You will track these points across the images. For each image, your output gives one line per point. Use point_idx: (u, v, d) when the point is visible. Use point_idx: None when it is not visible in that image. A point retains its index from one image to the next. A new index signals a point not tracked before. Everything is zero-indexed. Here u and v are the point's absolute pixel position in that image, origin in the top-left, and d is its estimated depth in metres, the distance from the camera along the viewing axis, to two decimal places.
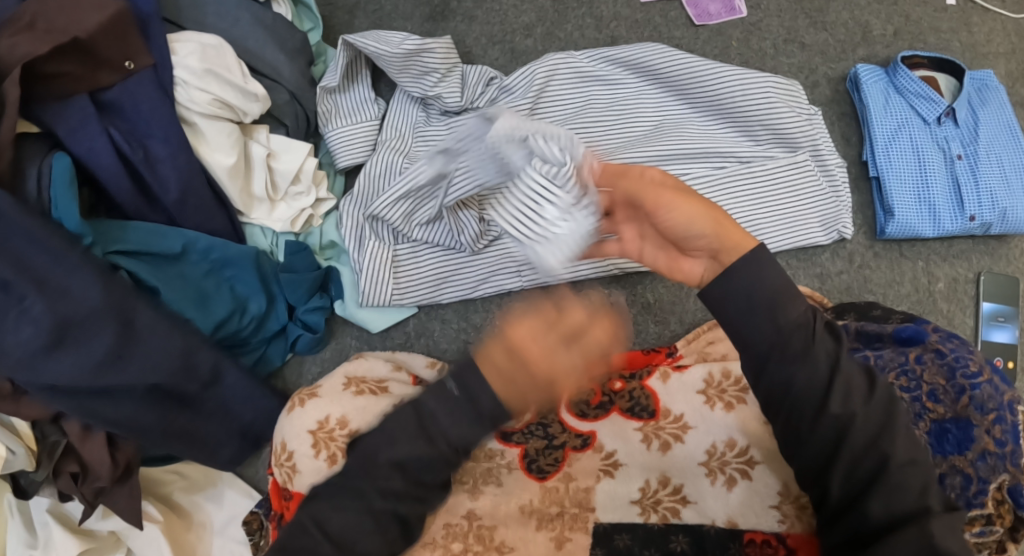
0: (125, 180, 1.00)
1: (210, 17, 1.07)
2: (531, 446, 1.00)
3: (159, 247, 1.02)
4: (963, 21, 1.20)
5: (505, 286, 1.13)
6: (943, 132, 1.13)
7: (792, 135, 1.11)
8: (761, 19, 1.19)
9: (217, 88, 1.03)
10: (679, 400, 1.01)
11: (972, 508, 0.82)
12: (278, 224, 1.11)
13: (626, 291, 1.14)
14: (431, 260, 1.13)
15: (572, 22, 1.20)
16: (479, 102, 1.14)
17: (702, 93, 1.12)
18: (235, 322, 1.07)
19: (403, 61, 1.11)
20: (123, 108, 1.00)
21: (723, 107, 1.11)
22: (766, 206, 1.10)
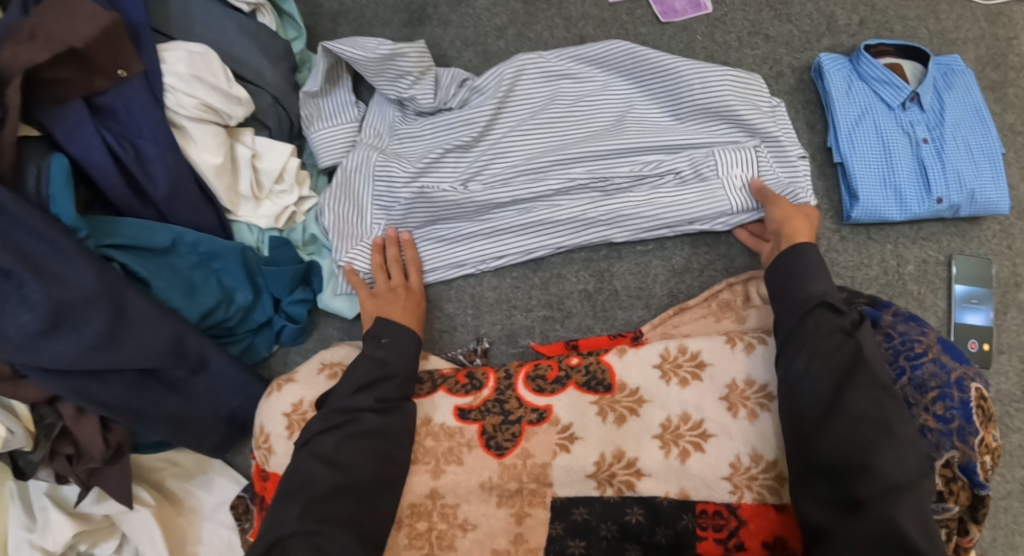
0: (118, 178, 1.07)
1: (198, 27, 1.15)
2: (487, 423, 1.05)
3: (150, 241, 1.09)
4: (930, 8, 1.22)
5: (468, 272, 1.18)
6: (908, 117, 1.15)
7: (750, 126, 1.14)
8: (725, 13, 1.22)
9: (202, 93, 1.11)
10: (635, 374, 1.06)
11: None
12: (262, 221, 1.17)
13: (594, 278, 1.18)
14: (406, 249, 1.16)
15: (542, 23, 1.25)
16: (452, 102, 1.19)
17: (664, 86, 1.16)
18: (222, 312, 1.14)
19: (378, 66, 1.15)
20: (116, 111, 1.08)
21: (686, 101, 1.15)
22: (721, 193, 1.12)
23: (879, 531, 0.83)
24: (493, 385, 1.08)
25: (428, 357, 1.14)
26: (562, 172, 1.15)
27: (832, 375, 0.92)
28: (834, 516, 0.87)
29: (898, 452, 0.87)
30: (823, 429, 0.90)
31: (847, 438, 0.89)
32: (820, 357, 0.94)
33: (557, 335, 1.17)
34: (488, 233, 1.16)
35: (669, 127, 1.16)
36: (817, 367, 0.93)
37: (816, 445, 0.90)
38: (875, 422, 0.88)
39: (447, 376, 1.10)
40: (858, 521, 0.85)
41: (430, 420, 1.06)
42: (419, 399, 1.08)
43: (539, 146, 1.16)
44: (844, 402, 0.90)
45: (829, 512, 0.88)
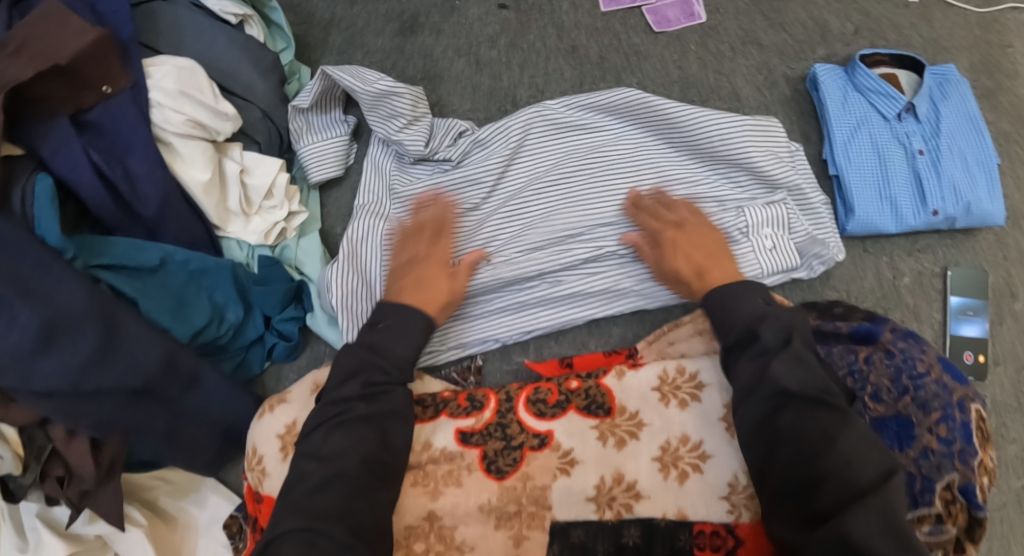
0: (105, 196, 1.05)
1: (188, 39, 1.13)
2: (489, 448, 1.05)
3: (140, 259, 1.08)
4: (923, 17, 1.22)
5: (472, 349, 1.14)
6: (903, 128, 1.15)
7: (769, 176, 1.14)
8: (718, 23, 1.22)
9: (190, 109, 1.09)
10: (633, 397, 1.08)
11: (922, 506, 0.93)
12: (252, 237, 1.16)
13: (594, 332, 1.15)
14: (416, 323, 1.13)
15: (535, 32, 1.23)
16: (451, 154, 1.17)
17: (681, 137, 1.16)
18: (214, 329, 1.12)
19: (370, 105, 1.17)
20: (103, 128, 1.06)
21: (704, 149, 1.15)
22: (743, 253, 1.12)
23: (834, 539, 0.80)
24: (494, 407, 1.08)
25: (423, 377, 1.12)
26: (589, 235, 1.14)
27: (767, 400, 0.91)
28: (800, 533, 0.84)
29: (847, 460, 0.85)
30: (773, 446, 0.90)
31: (799, 464, 0.87)
32: (747, 389, 0.94)
33: (550, 351, 1.15)
34: (520, 302, 1.13)
35: (689, 179, 1.16)
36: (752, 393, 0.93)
37: (775, 470, 0.89)
38: (818, 436, 0.88)
39: (448, 400, 1.09)
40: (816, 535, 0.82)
41: (431, 445, 1.06)
42: (419, 423, 1.08)
43: (556, 203, 1.15)
44: (785, 427, 0.89)
45: (794, 532, 0.85)
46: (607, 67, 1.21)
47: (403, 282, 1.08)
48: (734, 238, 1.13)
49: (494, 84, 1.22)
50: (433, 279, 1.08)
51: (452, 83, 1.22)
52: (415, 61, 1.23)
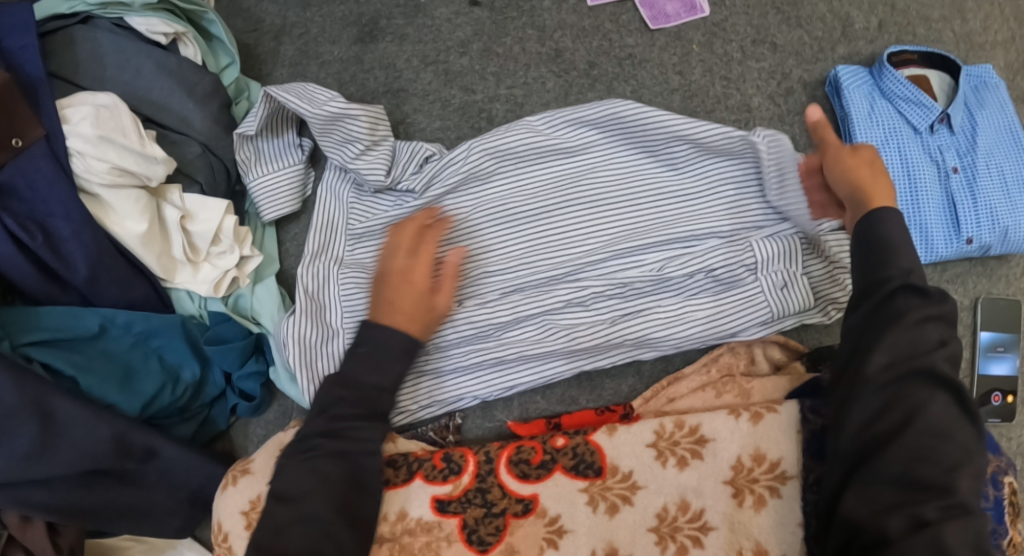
0: (27, 266, 0.94)
1: (111, 68, 1.00)
2: (469, 516, 0.95)
3: (75, 328, 0.98)
4: (955, 8, 1.06)
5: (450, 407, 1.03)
6: (936, 141, 1.00)
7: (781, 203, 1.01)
8: (725, 17, 1.06)
9: (114, 156, 0.96)
10: (627, 455, 0.96)
11: None
12: (201, 287, 1.04)
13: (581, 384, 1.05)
14: None
15: (511, 35, 1.08)
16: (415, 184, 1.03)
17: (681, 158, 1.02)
18: (168, 395, 1.02)
19: (321, 129, 1.02)
20: (18, 189, 0.94)
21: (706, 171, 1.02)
22: (749, 296, 0.99)
23: (930, 547, 0.75)
24: (473, 470, 0.97)
25: (397, 438, 1.01)
26: (576, 276, 1.01)
27: (904, 382, 0.81)
28: (899, 525, 0.77)
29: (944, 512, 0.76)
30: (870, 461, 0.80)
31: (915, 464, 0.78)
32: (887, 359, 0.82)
33: (537, 409, 1.05)
34: (503, 357, 1.01)
35: (689, 206, 1.02)
36: (885, 370, 0.82)
37: (885, 455, 0.80)
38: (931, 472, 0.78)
39: (422, 461, 0.97)
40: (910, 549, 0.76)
41: (406, 514, 0.95)
42: (392, 487, 0.96)
43: (537, 239, 1.01)
44: (926, 414, 0.80)
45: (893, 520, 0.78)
46: (597, 75, 1.06)
47: (383, 294, 0.96)
48: (738, 275, 1.00)
49: (466, 97, 1.08)
50: (410, 294, 0.96)
51: (419, 98, 1.08)
52: (375, 72, 1.09)
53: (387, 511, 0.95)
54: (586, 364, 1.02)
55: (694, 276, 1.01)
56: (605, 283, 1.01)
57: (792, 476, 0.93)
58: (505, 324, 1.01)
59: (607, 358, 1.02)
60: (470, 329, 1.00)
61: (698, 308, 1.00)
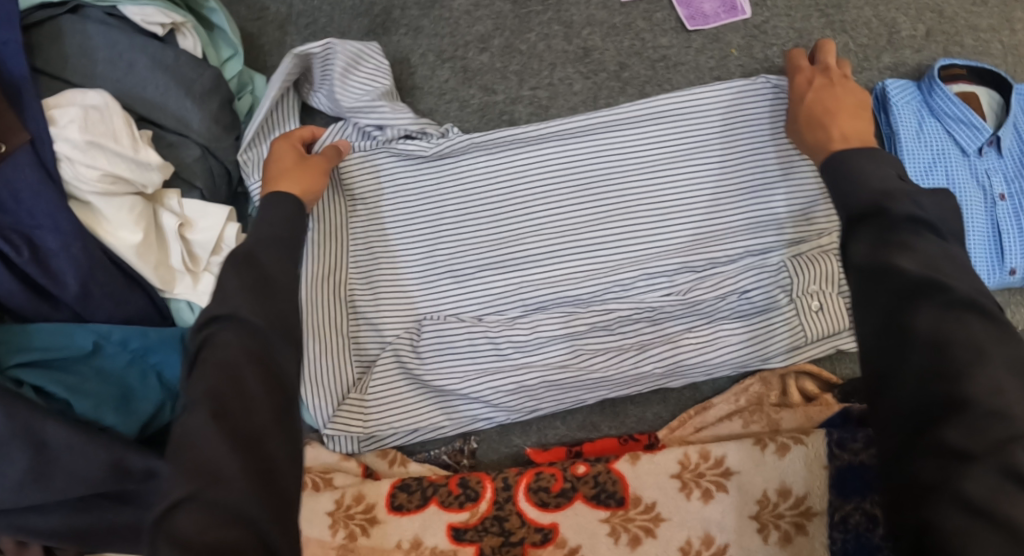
0: (16, 282, 0.88)
1: (101, 64, 0.91)
2: (485, 545, 0.93)
3: (67, 347, 0.91)
4: (1003, 18, 0.99)
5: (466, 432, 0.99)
6: (983, 164, 0.95)
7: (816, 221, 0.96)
8: (766, 19, 0.99)
9: (106, 162, 0.88)
10: (651, 486, 0.94)
11: None
12: (203, 299, 0.98)
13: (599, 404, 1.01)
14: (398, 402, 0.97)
15: (536, 30, 1.00)
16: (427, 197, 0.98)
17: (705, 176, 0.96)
18: (167, 413, 0.97)
19: (337, 81, 0.95)
20: (4, 202, 0.87)
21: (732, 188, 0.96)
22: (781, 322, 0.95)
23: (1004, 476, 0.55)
24: (490, 497, 0.95)
25: (410, 463, 0.99)
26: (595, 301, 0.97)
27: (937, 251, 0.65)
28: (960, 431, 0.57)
29: (999, 376, 0.58)
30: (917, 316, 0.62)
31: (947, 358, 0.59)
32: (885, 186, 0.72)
33: (556, 433, 1.01)
34: (528, 386, 0.96)
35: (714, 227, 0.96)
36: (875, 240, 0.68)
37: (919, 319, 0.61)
38: (964, 343, 0.59)
39: (437, 486, 0.95)
40: (974, 472, 0.56)
41: (421, 542, 0.93)
42: (407, 513, 0.94)
43: (550, 264, 0.97)
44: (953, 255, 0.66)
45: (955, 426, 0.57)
46: (627, 77, 0.99)
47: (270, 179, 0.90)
48: (773, 299, 0.95)
49: (486, 98, 1.00)
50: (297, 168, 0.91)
51: (435, 97, 1.00)
52: (388, 67, 1.01)
53: (402, 539, 0.93)
54: (610, 393, 0.97)
55: (722, 301, 0.95)
56: (626, 309, 0.96)
57: (817, 512, 0.91)
58: (519, 349, 0.96)
59: (632, 386, 0.97)
60: (483, 353, 0.96)
61: (726, 337, 0.95)
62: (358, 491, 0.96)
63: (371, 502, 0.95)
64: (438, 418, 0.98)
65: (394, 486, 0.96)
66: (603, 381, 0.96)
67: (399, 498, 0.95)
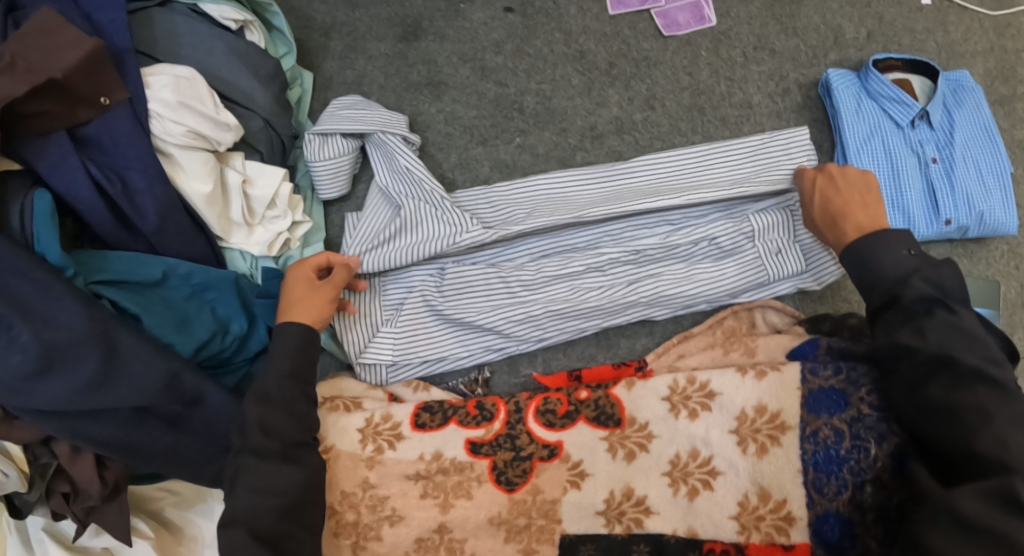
0: (104, 212, 1.05)
1: (184, 47, 1.12)
2: (498, 459, 1.02)
3: (141, 273, 1.07)
4: (938, 21, 1.21)
5: (481, 359, 1.12)
6: (917, 136, 1.12)
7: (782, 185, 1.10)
8: (730, 27, 1.20)
9: (190, 120, 1.08)
10: (645, 408, 1.04)
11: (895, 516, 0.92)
12: (255, 248, 1.15)
13: (594, 340, 1.14)
14: (418, 334, 1.10)
15: (541, 38, 1.21)
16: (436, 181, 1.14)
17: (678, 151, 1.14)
18: (217, 343, 1.10)
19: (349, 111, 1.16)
20: (101, 141, 1.06)
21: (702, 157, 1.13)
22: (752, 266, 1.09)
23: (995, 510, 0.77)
24: (503, 417, 1.04)
25: (431, 389, 1.10)
26: (590, 247, 1.12)
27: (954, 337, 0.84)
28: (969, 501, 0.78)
29: (1003, 433, 0.79)
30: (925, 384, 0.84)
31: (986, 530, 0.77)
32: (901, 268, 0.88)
33: (558, 364, 1.14)
34: (534, 315, 1.09)
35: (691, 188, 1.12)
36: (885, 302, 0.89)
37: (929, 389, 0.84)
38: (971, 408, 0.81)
39: (456, 407, 1.05)
40: (965, 501, 0.78)
41: (441, 455, 1.03)
42: (428, 430, 1.04)
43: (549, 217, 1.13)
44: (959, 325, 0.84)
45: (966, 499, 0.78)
46: (616, 74, 1.19)
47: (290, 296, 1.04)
48: (739, 244, 1.09)
49: (500, 90, 1.20)
50: (311, 296, 1.04)
51: (457, 89, 1.21)
52: (418, 66, 1.22)
53: (424, 452, 1.03)
54: (606, 322, 1.11)
55: (699, 247, 1.10)
56: (617, 251, 1.10)
57: (791, 426, 0.99)
58: (523, 285, 1.10)
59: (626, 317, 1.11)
60: (493, 291, 1.10)
61: (706, 275, 1.09)
62: (385, 411, 1.05)
63: (397, 420, 1.04)
64: (459, 347, 1.11)
65: (418, 408, 1.05)
66: (600, 310, 1.10)
67: (422, 417, 1.05)
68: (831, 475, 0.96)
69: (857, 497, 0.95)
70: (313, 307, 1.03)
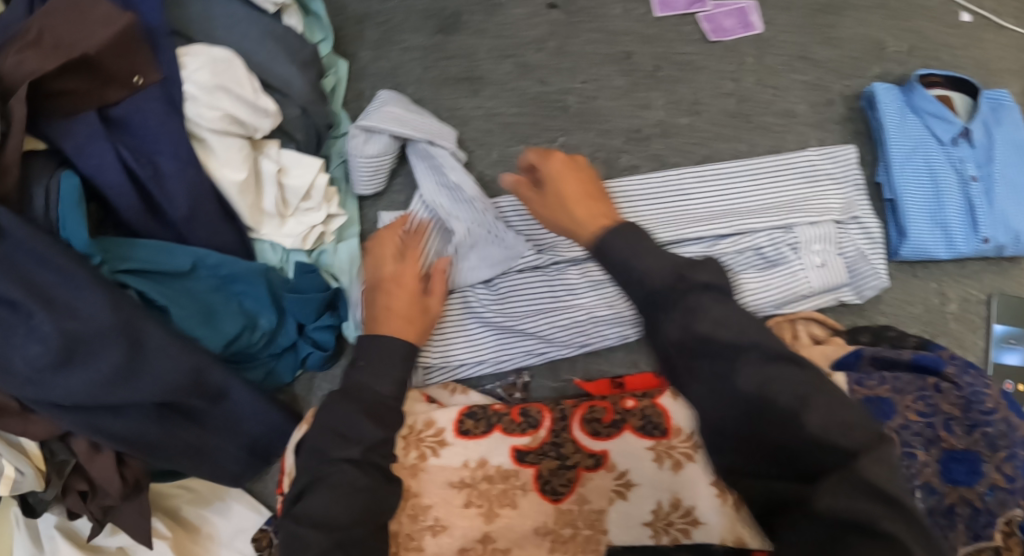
0: (133, 198, 1.01)
1: (220, 30, 1.09)
2: (543, 468, 1.03)
3: (168, 264, 1.03)
4: (973, 38, 1.21)
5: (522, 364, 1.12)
6: (958, 152, 1.13)
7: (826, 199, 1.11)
8: (774, 35, 1.19)
9: (226, 104, 1.04)
10: (691, 417, 1.03)
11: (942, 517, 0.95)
12: (287, 240, 1.12)
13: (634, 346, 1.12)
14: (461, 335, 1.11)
15: (584, 36, 1.19)
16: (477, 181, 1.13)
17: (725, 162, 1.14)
18: (245, 338, 1.08)
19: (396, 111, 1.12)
20: (131, 123, 1.02)
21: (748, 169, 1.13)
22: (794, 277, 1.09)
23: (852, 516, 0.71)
24: (548, 425, 1.04)
25: (469, 393, 1.10)
26: None
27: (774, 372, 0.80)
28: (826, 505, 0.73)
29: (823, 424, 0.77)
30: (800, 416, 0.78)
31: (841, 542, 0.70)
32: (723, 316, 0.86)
33: (598, 369, 1.13)
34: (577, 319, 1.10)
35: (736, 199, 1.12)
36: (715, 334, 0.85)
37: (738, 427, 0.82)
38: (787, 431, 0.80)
39: (500, 414, 1.05)
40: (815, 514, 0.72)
41: (486, 462, 1.03)
42: (473, 438, 1.04)
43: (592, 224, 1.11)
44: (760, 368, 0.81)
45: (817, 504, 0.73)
46: (661, 76, 1.17)
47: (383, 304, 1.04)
48: (783, 254, 1.10)
49: (540, 88, 1.17)
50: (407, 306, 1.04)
51: (497, 85, 1.18)
52: (457, 59, 1.19)
53: (468, 459, 1.04)
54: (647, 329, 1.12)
55: (743, 258, 1.10)
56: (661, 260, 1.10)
57: None
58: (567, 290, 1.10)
59: None
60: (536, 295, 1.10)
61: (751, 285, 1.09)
62: (429, 417, 1.05)
63: (441, 426, 1.05)
64: (500, 350, 1.11)
65: (462, 414, 1.06)
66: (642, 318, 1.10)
67: (466, 424, 1.05)
68: None
69: None
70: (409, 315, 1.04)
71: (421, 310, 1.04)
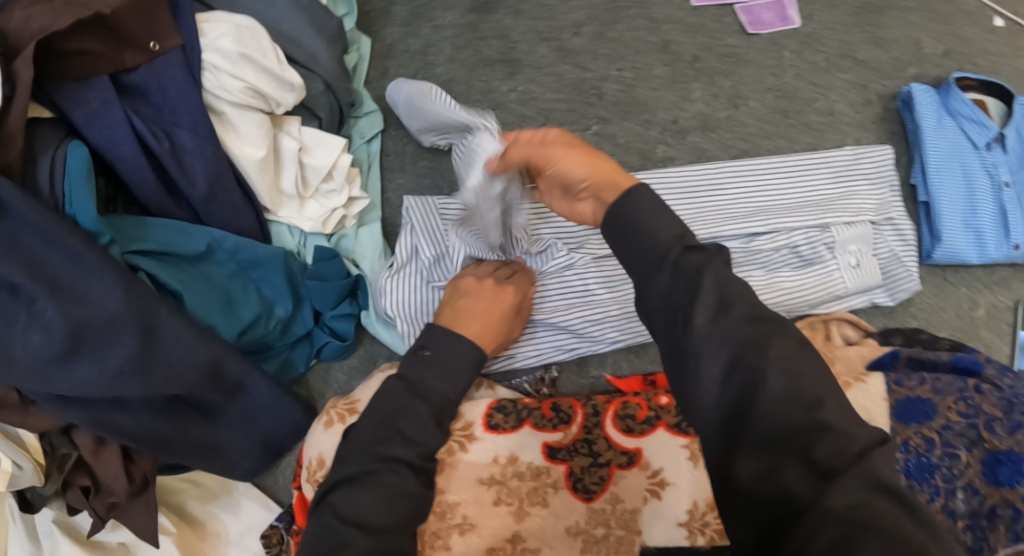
0: (148, 173, 0.92)
1: None
2: (576, 464, 0.98)
3: (182, 246, 0.95)
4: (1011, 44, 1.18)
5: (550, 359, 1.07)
6: (991, 157, 1.11)
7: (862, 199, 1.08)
8: (815, 31, 1.17)
9: (250, 75, 0.96)
10: None
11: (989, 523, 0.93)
12: (306, 224, 1.05)
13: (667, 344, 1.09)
14: None
15: (624, 22, 1.15)
16: None
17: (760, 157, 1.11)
18: (262, 327, 1.00)
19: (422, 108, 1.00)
20: (148, 92, 0.93)
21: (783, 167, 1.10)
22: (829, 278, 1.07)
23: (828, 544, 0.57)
24: (581, 421, 1.00)
25: (495, 388, 1.04)
26: None
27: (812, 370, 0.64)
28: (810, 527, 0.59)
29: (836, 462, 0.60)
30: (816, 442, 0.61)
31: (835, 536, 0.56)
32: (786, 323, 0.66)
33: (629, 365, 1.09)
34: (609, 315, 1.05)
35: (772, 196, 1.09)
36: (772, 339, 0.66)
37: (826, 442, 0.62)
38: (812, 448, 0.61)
39: (532, 409, 1.00)
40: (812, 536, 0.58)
41: (517, 458, 0.98)
42: (502, 433, 0.99)
43: None
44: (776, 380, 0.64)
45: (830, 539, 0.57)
46: (701, 67, 1.14)
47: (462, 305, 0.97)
48: (819, 253, 1.07)
49: (579, 74, 1.14)
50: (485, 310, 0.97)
51: (533, 69, 1.14)
52: (491, 40, 1.14)
53: (498, 454, 0.98)
54: None
55: (779, 256, 1.07)
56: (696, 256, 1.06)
57: None
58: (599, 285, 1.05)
59: None
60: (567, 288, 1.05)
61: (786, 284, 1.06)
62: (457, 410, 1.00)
63: (469, 420, 0.99)
64: (528, 345, 1.06)
65: (491, 407, 1.00)
66: None
67: (496, 418, 1.00)
68: (924, 482, 0.95)
69: (948, 504, 0.94)
70: (485, 322, 0.96)
71: (505, 326, 0.99)
